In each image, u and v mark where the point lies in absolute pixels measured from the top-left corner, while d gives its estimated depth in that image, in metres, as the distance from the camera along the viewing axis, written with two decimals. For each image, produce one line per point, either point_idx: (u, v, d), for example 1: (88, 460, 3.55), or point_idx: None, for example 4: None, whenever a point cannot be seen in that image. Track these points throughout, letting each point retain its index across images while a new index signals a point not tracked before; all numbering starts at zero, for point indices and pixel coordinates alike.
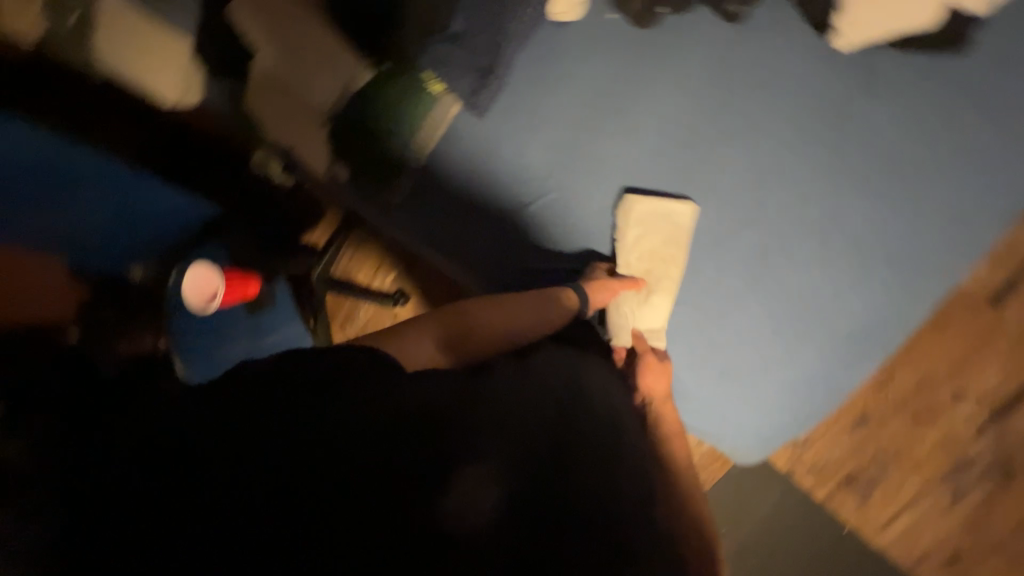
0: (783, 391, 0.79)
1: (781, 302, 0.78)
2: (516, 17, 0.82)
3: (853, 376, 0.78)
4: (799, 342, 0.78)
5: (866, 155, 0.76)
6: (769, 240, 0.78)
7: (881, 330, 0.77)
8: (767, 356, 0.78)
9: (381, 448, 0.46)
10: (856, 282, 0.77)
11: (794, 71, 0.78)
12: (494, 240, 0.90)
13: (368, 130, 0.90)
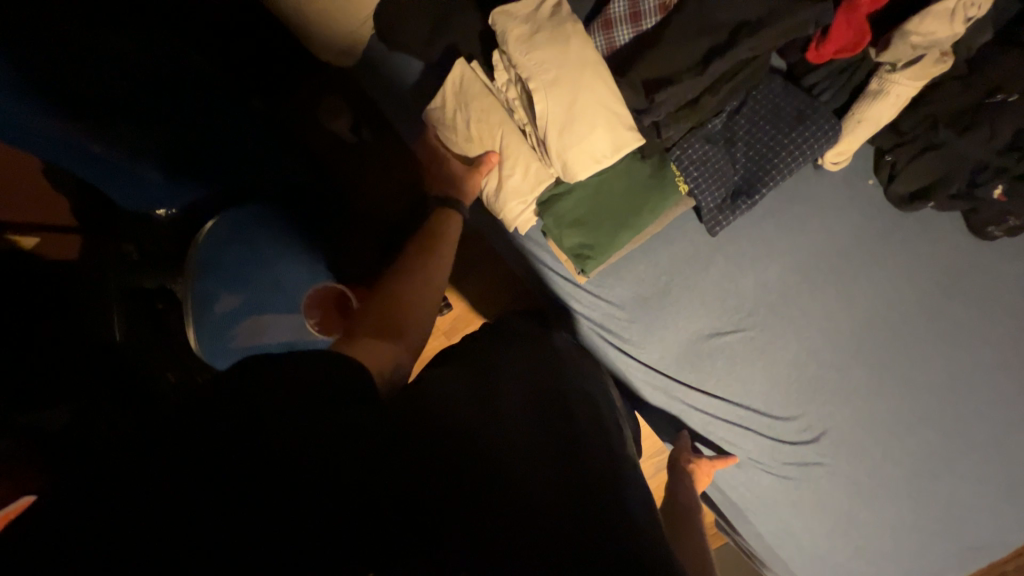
0: (863, 553, 0.84)
1: (891, 476, 0.82)
2: (793, 153, 0.76)
3: (929, 564, 0.84)
4: (892, 516, 0.83)
5: (1001, 370, 0.81)
6: (903, 420, 0.82)
7: (966, 533, 0.83)
8: (860, 520, 0.83)
9: (381, 451, 0.38)
10: (959, 481, 0.82)
11: (986, 287, 0.82)
12: (634, 322, 0.84)
13: (588, 205, 0.78)
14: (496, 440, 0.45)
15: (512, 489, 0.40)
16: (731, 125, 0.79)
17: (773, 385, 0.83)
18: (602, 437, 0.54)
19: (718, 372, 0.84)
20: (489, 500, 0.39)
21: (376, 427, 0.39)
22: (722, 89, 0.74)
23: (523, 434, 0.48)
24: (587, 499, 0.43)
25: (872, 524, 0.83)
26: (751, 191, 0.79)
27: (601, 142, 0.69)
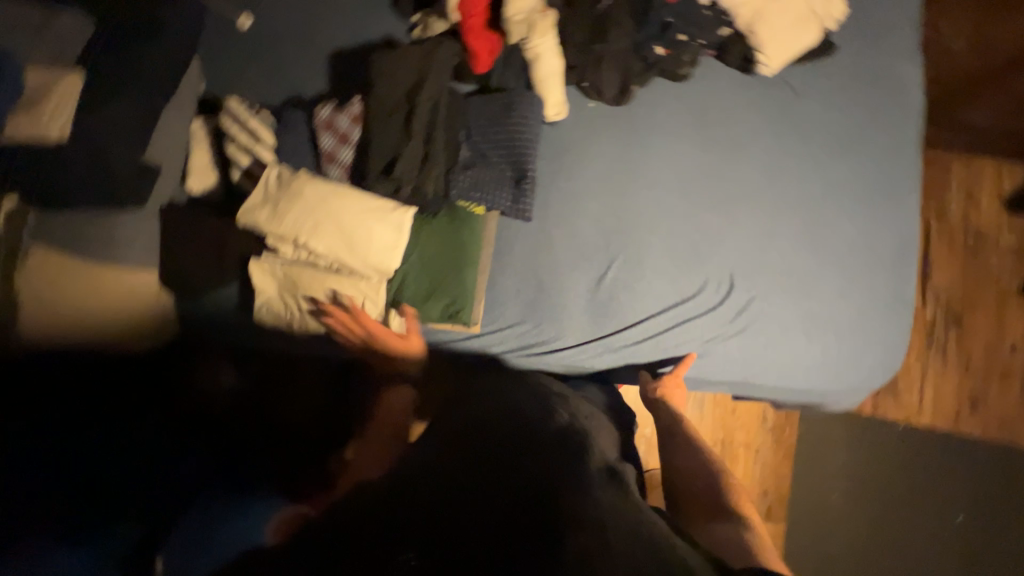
0: (839, 330, 0.90)
1: (797, 264, 0.92)
2: (524, 131, 0.91)
3: (886, 295, 0.91)
4: (827, 288, 0.91)
5: (783, 139, 0.96)
6: (762, 224, 0.94)
7: (882, 252, 0.92)
8: (812, 311, 0.90)
9: (335, 518, 0.52)
10: (838, 227, 0.93)
11: (724, 100, 0.97)
12: (536, 321, 0.92)
13: (426, 277, 0.87)
14: (408, 466, 0.61)
15: (416, 481, 0.56)
16: (472, 145, 0.91)
17: (666, 277, 0.92)
18: (511, 419, 0.70)
19: (626, 302, 0.92)
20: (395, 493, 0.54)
21: (320, 522, 0.52)
22: (441, 128, 0.85)
23: (432, 452, 0.64)
24: (507, 476, 0.58)
25: (821, 306, 0.91)
26: (525, 172, 0.91)
27: (382, 229, 0.81)
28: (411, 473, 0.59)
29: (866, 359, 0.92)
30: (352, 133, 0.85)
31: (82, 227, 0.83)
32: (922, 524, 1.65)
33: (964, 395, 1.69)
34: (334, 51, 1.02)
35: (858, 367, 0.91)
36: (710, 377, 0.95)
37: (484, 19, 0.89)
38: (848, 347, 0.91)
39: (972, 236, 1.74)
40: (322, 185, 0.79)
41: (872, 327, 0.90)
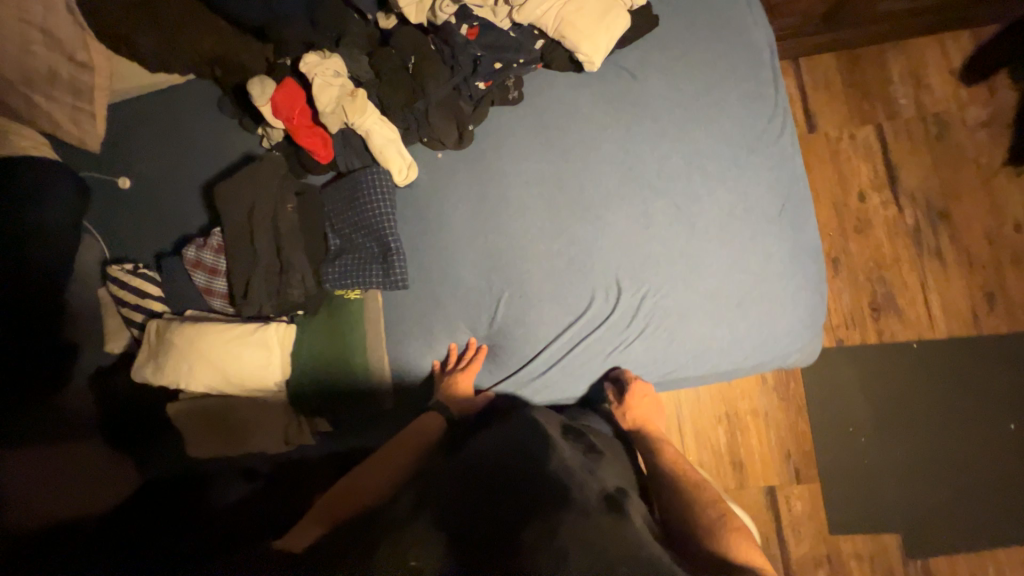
0: (742, 301, 0.85)
1: (678, 249, 0.88)
2: (375, 204, 0.93)
3: (781, 249, 0.86)
4: (717, 263, 0.87)
5: (633, 125, 0.93)
6: (633, 218, 0.91)
7: (765, 207, 0.87)
8: (708, 291, 0.86)
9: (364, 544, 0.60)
10: (712, 196, 0.88)
11: (563, 108, 0.96)
12: (441, 378, 0.94)
13: (325, 372, 0.91)
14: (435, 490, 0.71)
15: (433, 521, 0.64)
16: (337, 233, 0.94)
17: (553, 301, 0.91)
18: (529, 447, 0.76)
19: (523, 336, 0.92)
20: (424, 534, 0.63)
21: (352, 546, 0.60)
22: (295, 235, 0.91)
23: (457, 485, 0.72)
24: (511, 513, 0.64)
25: (717, 283, 0.86)
26: (389, 243, 0.93)
27: (255, 349, 0.85)
28: (432, 508, 0.67)
29: (787, 320, 0.86)
30: (218, 265, 0.91)
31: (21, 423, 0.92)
32: (973, 445, 1.49)
33: (975, 293, 1.54)
34: (201, 183, 1.07)
35: (779, 332, 0.86)
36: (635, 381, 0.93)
37: (306, 117, 0.91)
38: (760, 315, 0.85)
39: (932, 123, 1.60)
40: (194, 329, 0.85)
41: (776, 287, 0.85)
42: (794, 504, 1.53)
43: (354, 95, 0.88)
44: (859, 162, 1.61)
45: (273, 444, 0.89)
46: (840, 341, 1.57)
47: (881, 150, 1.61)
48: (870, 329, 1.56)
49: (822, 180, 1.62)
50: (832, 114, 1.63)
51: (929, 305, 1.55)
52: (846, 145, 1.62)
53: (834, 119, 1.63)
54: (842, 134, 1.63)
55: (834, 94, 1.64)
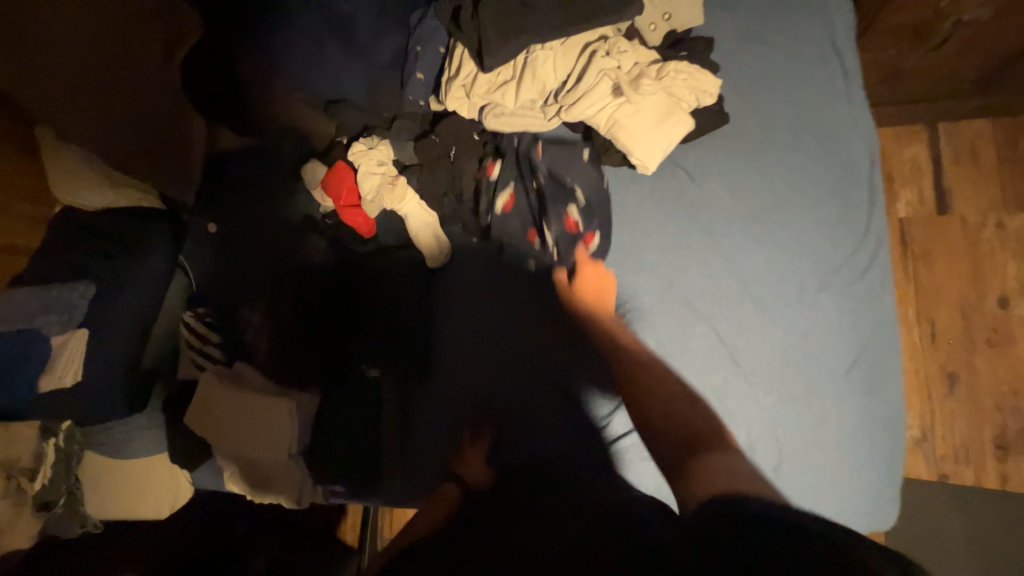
0: (791, 460, 0.72)
1: (716, 388, 0.77)
2: (408, 281, 0.97)
3: (848, 407, 0.72)
4: (760, 410, 0.74)
5: (680, 233, 0.82)
6: (665, 340, 0.80)
7: (830, 353, 0.73)
8: (746, 440, 0.74)
9: None
10: (763, 333, 0.76)
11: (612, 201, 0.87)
12: (442, 466, 0.92)
13: (342, 441, 0.95)
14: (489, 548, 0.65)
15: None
16: (369, 308, 0.99)
17: (564, 412, 0.89)
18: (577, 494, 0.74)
19: (528, 442, 0.89)
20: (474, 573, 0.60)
21: None
22: (333, 307, 1.00)
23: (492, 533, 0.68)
24: None
25: (762, 432, 0.74)
26: (414, 324, 0.96)
27: (274, 414, 0.93)
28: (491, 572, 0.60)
29: (851, 489, 0.72)
30: (262, 327, 1.01)
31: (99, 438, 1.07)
32: None
33: None
34: None
35: (841, 503, 0.71)
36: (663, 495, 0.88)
37: (351, 196, 0.95)
38: (815, 479, 0.72)
39: None
40: (227, 395, 0.92)
41: (836, 452, 0.71)
42: None
43: (394, 183, 0.91)
44: (1005, 258, 1.29)
45: (288, 502, 0.95)
46: (944, 476, 1.27)
47: None
48: (994, 468, 1.24)
49: (950, 275, 1.31)
50: (975, 194, 1.32)
51: None
52: (991, 236, 1.30)
53: (977, 201, 1.31)
54: (985, 221, 1.31)
55: (980, 170, 1.32)
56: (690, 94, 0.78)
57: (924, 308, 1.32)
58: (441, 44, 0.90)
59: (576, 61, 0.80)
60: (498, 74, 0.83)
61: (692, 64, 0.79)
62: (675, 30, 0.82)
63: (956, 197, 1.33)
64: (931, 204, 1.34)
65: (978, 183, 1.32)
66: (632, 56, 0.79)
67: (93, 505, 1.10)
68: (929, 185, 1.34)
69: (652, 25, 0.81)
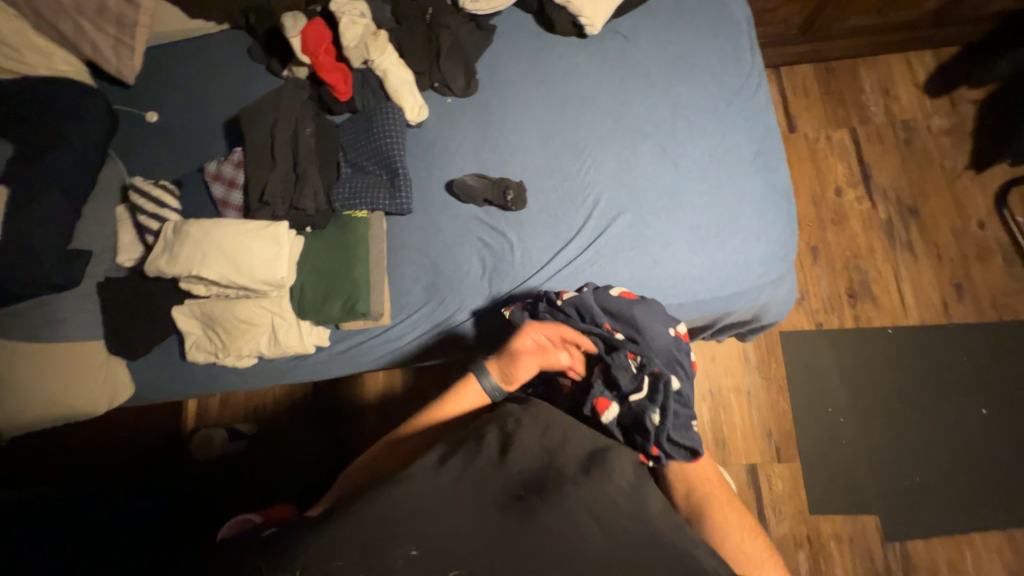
0: (722, 231, 0.93)
1: (663, 188, 0.96)
2: (389, 129, 1.00)
3: (756, 186, 0.95)
4: (696, 198, 0.95)
5: (623, 78, 1.03)
6: (621, 159, 0.99)
7: (741, 151, 0.96)
8: (690, 221, 0.94)
9: (428, 515, 0.52)
10: (692, 142, 0.98)
11: (568, 59, 1.06)
12: (434, 295, 0.97)
13: (325, 290, 0.93)
14: (490, 475, 0.60)
15: (469, 528, 0.52)
16: (350, 162, 1.01)
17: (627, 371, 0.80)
18: (591, 451, 0.69)
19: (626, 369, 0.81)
20: (465, 479, 0.58)
21: (391, 507, 0.52)
22: (309, 156, 0.98)
23: (485, 455, 0.62)
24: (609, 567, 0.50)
25: (698, 214, 0.94)
26: (397, 173, 0.99)
27: (260, 245, 0.86)
28: (489, 512, 0.54)
29: (768, 250, 0.93)
30: (229, 181, 0.97)
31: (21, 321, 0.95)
32: (946, 430, 1.53)
33: (944, 285, 1.63)
34: (223, 120, 1.14)
35: (761, 260, 0.93)
36: None
37: (330, 55, 1.01)
38: (742, 243, 0.93)
39: (900, 129, 1.74)
40: (197, 229, 0.88)
41: (753, 222, 0.93)
42: (775, 483, 1.52)
43: (376, 35, 0.99)
44: (834, 161, 1.74)
45: (269, 348, 0.93)
46: (819, 324, 1.63)
47: (854, 150, 1.74)
48: (846, 312, 1.63)
49: (802, 176, 1.73)
50: (809, 117, 1.77)
51: (902, 293, 1.63)
52: (823, 146, 1.75)
53: (811, 121, 1.77)
54: (819, 135, 1.76)
55: (810, 100, 1.78)
56: None
57: None
58: None
59: None
60: None
61: None
62: None
63: (798, 119, 1.77)
64: (783, 125, 1.77)
65: (811, 109, 1.78)
66: None
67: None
68: (780, 111, 1.78)
69: None
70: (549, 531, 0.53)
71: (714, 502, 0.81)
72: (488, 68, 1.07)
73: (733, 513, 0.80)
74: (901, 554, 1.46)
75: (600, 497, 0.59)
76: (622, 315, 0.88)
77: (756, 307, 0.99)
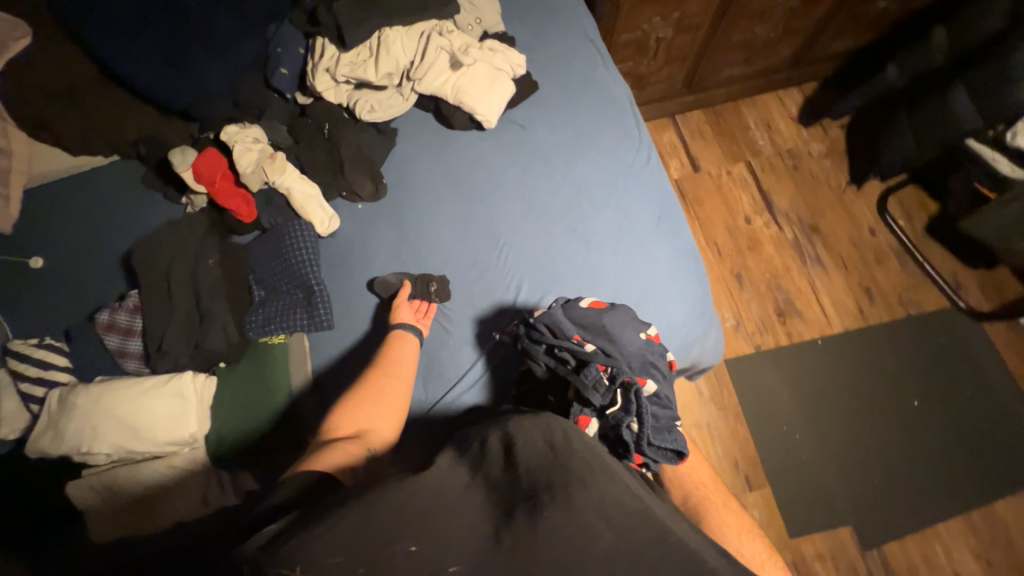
0: (642, 299, 0.96)
1: (580, 264, 0.99)
2: (299, 246, 0.98)
3: (665, 250, 1.00)
4: (612, 270, 0.98)
5: (528, 163, 1.08)
6: (537, 242, 1.01)
7: (644, 220, 1.02)
8: (611, 293, 0.97)
9: (429, 523, 0.54)
10: (599, 216, 1.02)
11: (471, 151, 1.09)
12: None
13: (246, 428, 0.87)
14: (498, 482, 0.62)
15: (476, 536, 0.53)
16: (262, 284, 0.97)
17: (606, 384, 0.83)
18: (594, 450, 0.67)
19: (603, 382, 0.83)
20: (473, 489, 0.61)
21: (390, 516, 0.53)
22: (215, 288, 0.93)
23: (495, 459, 0.65)
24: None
25: (617, 285, 0.98)
26: (312, 288, 0.96)
27: (164, 401, 0.82)
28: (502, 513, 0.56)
29: (688, 309, 0.98)
30: (125, 329, 0.90)
31: None
32: (890, 428, 1.62)
33: (856, 291, 1.78)
34: (118, 256, 1.07)
35: (683, 321, 0.97)
36: None
37: (227, 180, 0.98)
38: (662, 308, 0.97)
39: (787, 157, 1.94)
40: (84, 397, 0.81)
41: (668, 285, 0.98)
42: (752, 513, 1.53)
43: (272, 158, 0.99)
44: (738, 192, 1.89)
45: (182, 512, 0.80)
46: (758, 346, 1.71)
47: (754, 181, 1.91)
48: (779, 330, 1.73)
49: (714, 210, 1.87)
50: (709, 156, 1.94)
51: (822, 304, 1.76)
52: (727, 180, 1.91)
53: (711, 160, 1.93)
54: (720, 171, 1.92)
55: (707, 141, 1.95)
56: (507, 65, 1.09)
57: (707, 234, 1.83)
58: (300, 46, 1.07)
59: (418, 44, 1.05)
60: (356, 58, 1.02)
61: (502, 45, 1.11)
62: (486, 30, 1.14)
63: (700, 159, 1.93)
64: (688, 166, 1.92)
65: (709, 149, 1.95)
66: (458, 37, 1.08)
67: None
68: (682, 154, 1.93)
69: (469, 23, 1.12)
70: (558, 540, 0.52)
71: (709, 498, 0.92)
72: (395, 170, 1.08)
73: (733, 517, 0.90)
74: (881, 560, 1.49)
75: (616, 504, 0.58)
76: (593, 326, 0.85)
77: (689, 363, 1.02)
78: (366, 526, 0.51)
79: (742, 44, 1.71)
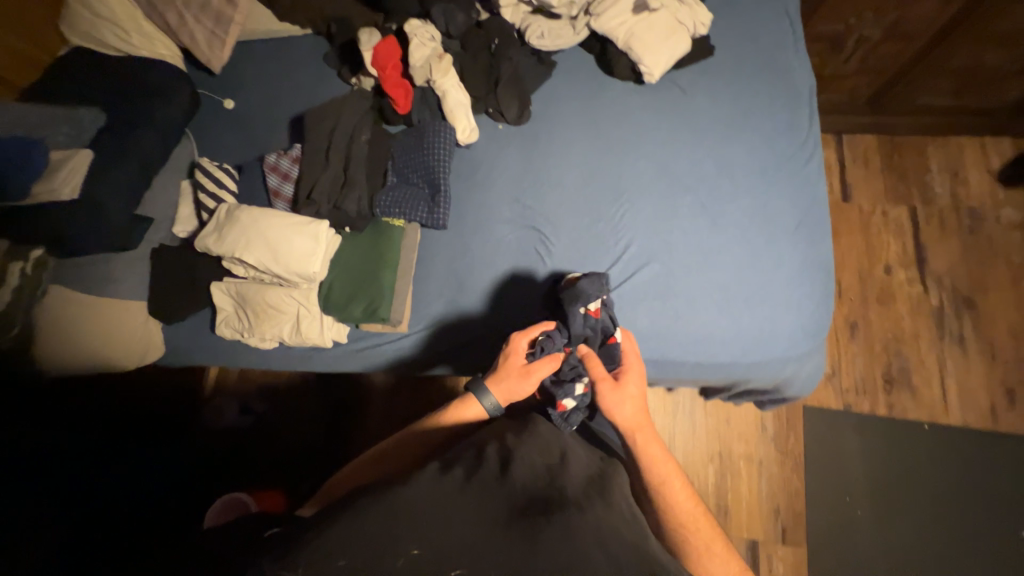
0: (752, 296, 0.91)
1: (699, 242, 0.95)
2: (439, 145, 1.03)
3: (794, 255, 0.93)
4: (730, 257, 0.93)
5: (678, 127, 1.03)
6: (661, 207, 0.99)
7: (782, 218, 0.95)
8: (721, 280, 0.92)
9: (408, 525, 0.51)
10: (734, 201, 0.97)
11: (621, 102, 1.07)
12: (458, 308, 0.99)
13: (352, 288, 0.97)
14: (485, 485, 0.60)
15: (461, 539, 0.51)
16: (396, 170, 1.06)
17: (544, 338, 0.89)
18: (590, 479, 0.67)
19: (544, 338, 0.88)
20: (469, 486, 0.59)
21: (370, 521, 0.51)
22: (362, 159, 1.03)
23: (490, 468, 0.63)
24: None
25: (730, 275, 0.93)
26: (438, 187, 1.02)
27: (294, 241, 0.94)
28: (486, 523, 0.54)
29: (799, 322, 0.91)
30: (284, 173, 1.04)
31: (78, 275, 1.03)
32: (975, 546, 1.40)
33: (994, 389, 1.51)
34: (290, 115, 1.22)
35: (791, 330, 0.90)
36: (675, 374, 0.96)
37: (396, 71, 1.06)
38: (771, 312, 0.91)
39: (965, 216, 1.65)
40: (246, 214, 0.96)
41: (786, 290, 0.91)
42: (776, 565, 1.43)
43: (440, 58, 1.05)
44: (888, 237, 1.66)
45: (294, 334, 0.97)
46: (848, 405, 1.54)
47: (912, 231, 1.66)
48: (878, 397, 1.54)
49: (850, 246, 1.66)
50: (865, 188, 1.71)
51: (944, 387, 1.52)
52: (878, 220, 1.68)
53: (866, 193, 1.70)
54: (874, 208, 1.69)
55: (869, 171, 1.72)
56: (690, 22, 1.04)
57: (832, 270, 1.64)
58: None
59: None
60: None
61: None
62: None
63: (854, 189, 1.71)
64: (837, 191, 1.72)
65: (869, 179, 1.72)
66: None
67: (47, 352, 0.98)
68: (835, 176, 1.73)
69: None
70: (558, 550, 0.50)
71: (690, 533, 0.77)
72: (543, 101, 1.09)
73: (717, 561, 0.76)
74: None
75: (607, 526, 0.57)
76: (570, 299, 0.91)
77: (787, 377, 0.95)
78: (359, 531, 0.49)
79: (963, 71, 1.45)
